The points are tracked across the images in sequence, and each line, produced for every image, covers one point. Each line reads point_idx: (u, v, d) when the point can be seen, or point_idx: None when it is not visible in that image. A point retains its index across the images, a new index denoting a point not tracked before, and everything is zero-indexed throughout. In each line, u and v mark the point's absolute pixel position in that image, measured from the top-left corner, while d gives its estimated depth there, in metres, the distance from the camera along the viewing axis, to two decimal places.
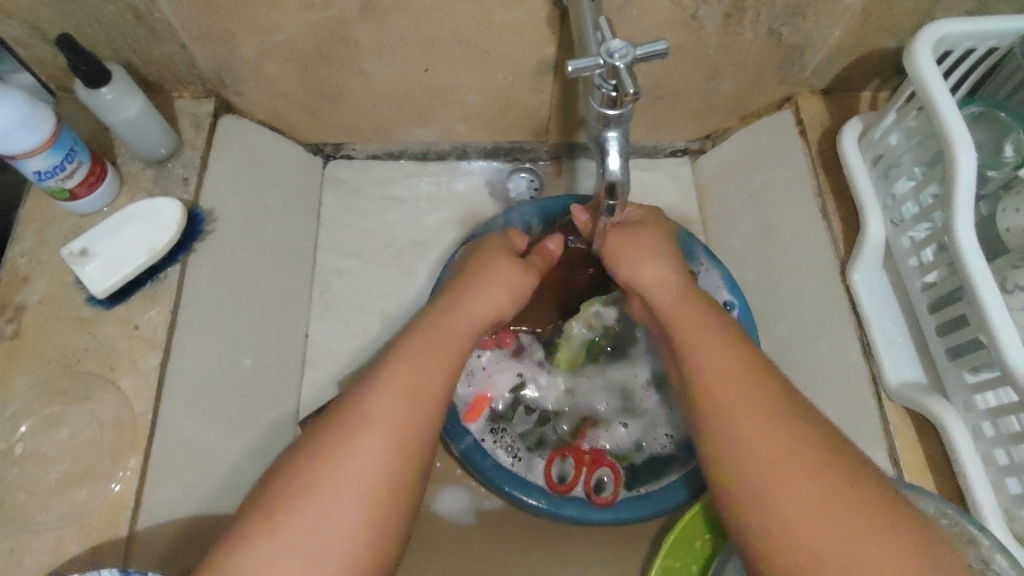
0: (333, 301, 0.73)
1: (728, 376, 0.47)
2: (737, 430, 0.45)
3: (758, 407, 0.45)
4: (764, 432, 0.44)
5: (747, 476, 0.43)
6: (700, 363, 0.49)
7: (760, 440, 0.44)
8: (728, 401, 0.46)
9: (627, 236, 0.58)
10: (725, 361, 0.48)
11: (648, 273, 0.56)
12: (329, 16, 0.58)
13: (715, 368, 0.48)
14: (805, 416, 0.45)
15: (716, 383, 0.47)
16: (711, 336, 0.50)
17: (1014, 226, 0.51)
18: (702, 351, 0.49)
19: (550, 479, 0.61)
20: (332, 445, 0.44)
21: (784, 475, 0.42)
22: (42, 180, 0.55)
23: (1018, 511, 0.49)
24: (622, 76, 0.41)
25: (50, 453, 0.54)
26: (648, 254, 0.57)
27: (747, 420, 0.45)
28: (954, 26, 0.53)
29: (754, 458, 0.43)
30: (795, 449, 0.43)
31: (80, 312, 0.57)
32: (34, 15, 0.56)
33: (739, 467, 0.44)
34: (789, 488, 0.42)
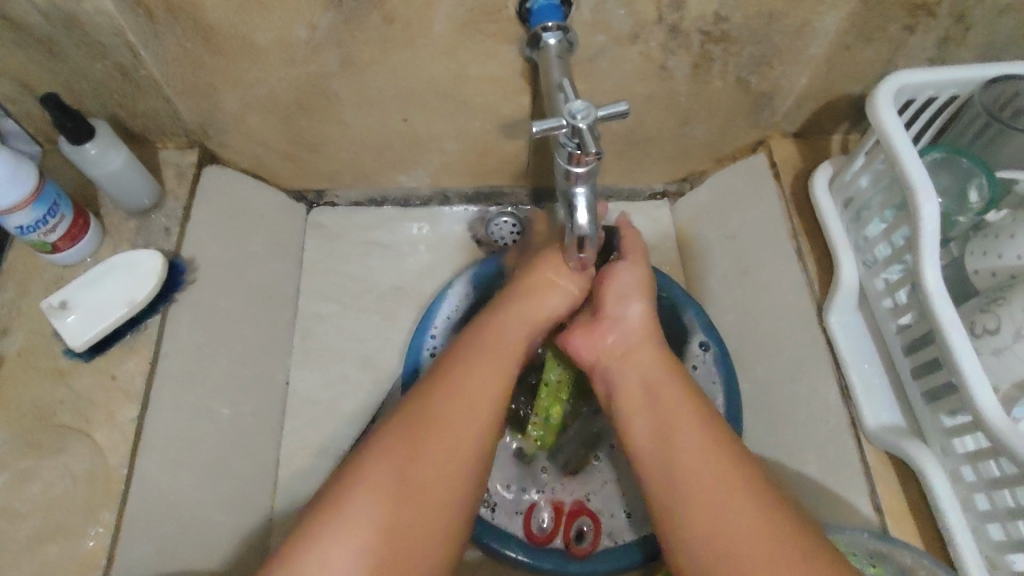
0: (315, 347, 0.74)
1: (699, 456, 0.46)
2: (716, 519, 0.44)
3: (735, 496, 0.44)
4: (739, 517, 0.43)
5: (718, 563, 0.43)
6: (672, 442, 0.48)
7: (737, 529, 0.43)
8: (705, 489, 0.45)
9: (616, 279, 0.57)
10: (703, 444, 0.47)
11: (632, 320, 0.55)
12: (309, 70, 0.60)
13: (691, 454, 0.47)
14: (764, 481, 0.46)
15: (687, 466, 0.46)
16: (695, 415, 0.49)
17: (982, 268, 0.52)
18: (674, 427, 0.48)
19: (529, 530, 0.61)
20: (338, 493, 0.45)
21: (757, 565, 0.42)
22: (24, 234, 0.56)
23: (1000, 558, 0.49)
24: (584, 136, 0.42)
25: (22, 509, 0.53)
26: (632, 302, 0.56)
27: (726, 511, 0.44)
28: (912, 75, 0.55)
29: (726, 549, 0.43)
30: (758, 528, 0.43)
31: (58, 363, 0.58)
32: (22, 73, 0.57)
33: (721, 556, 0.43)
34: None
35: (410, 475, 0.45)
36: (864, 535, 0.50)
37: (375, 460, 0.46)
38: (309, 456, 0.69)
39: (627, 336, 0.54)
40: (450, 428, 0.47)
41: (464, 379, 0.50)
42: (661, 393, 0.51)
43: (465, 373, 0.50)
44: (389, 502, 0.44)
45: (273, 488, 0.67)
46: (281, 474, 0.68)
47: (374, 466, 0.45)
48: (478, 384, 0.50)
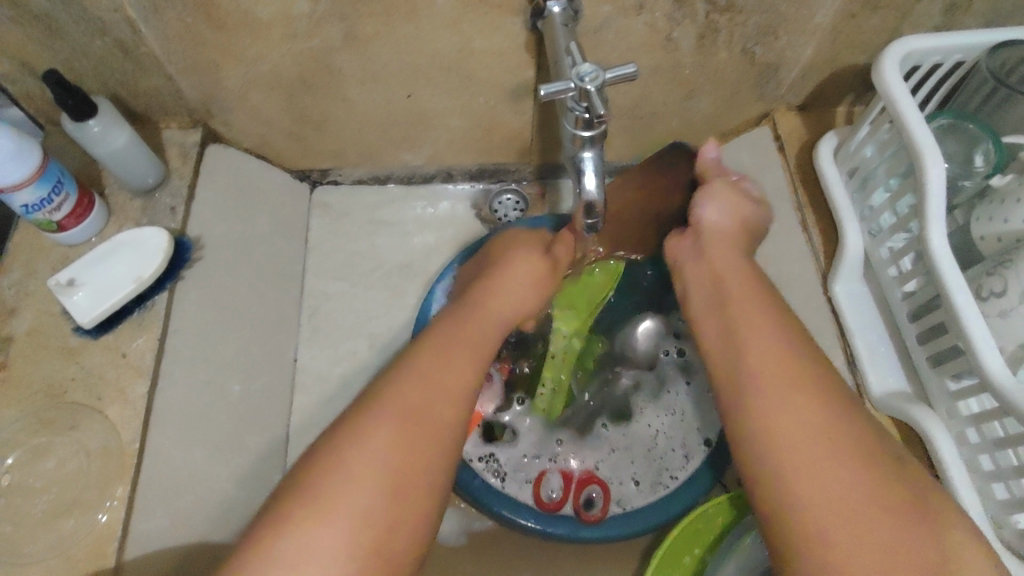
0: (322, 324, 0.74)
1: (772, 352, 0.46)
2: (786, 409, 0.44)
3: (806, 391, 0.44)
4: (809, 411, 0.43)
5: (785, 445, 0.42)
6: (742, 337, 0.48)
7: (804, 422, 0.43)
8: (772, 379, 0.45)
9: (707, 193, 0.59)
10: (773, 342, 0.47)
11: (716, 229, 0.58)
12: (312, 46, 0.60)
13: (762, 349, 0.47)
14: (846, 402, 0.44)
15: (757, 358, 0.46)
16: (766, 318, 0.49)
17: (988, 234, 0.52)
18: (746, 322, 0.49)
19: (538, 498, 0.62)
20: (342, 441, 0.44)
21: (819, 455, 0.42)
22: (30, 213, 0.56)
23: (1005, 517, 0.49)
24: (594, 99, 0.42)
25: (37, 484, 0.54)
26: (729, 214, 0.59)
27: (796, 403, 0.44)
28: (918, 41, 0.55)
29: (785, 434, 0.43)
30: (834, 437, 0.42)
31: (68, 341, 0.58)
32: (22, 51, 0.57)
33: (785, 439, 0.43)
34: (819, 462, 0.41)
35: (408, 435, 0.44)
36: None
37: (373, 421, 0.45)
38: None
39: (706, 241, 0.57)
40: (444, 394, 0.47)
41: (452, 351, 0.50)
42: (738, 295, 0.51)
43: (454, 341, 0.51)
44: (388, 462, 0.43)
45: None
46: None
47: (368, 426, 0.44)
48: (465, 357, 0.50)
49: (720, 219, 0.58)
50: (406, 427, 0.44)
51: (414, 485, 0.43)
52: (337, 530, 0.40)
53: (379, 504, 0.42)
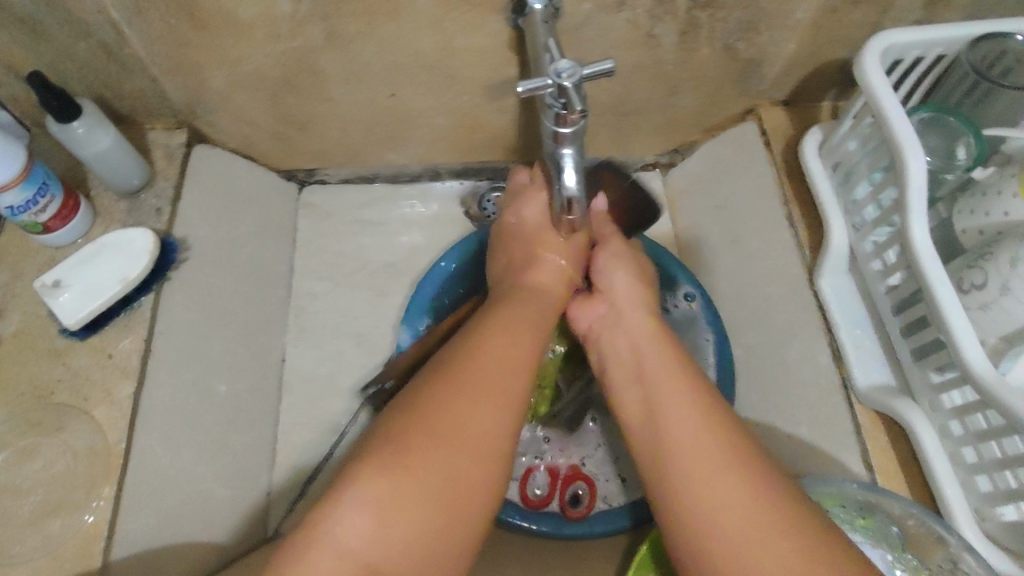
0: (309, 325, 0.74)
1: (685, 435, 0.44)
2: (706, 499, 0.42)
3: (725, 470, 0.42)
4: (731, 496, 0.41)
5: (713, 545, 0.41)
6: (660, 419, 0.46)
7: (727, 514, 0.41)
8: (695, 475, 0.43)
9: (610, 253, 0.58)
10: (690, 427, 0.45)
11: (623, 293, 0.55)
12: (296, 46, 0.60)
13: (681, 426, 0.45)
14: (761, 472, 0.43)
15: (674, 443, 0.44)
16: (680, 393, 0.47)
17: (970, 227, 0.52)
18: (661, 403, 0.47)
19: (524, 495, 0.63)
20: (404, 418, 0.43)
21: (747, 542, 0.40)
22: (15, 215, 0.56)
23: (988, 509, 0.50)
24: (571, 95, 0.43)
25: (25, 485, 0.54)
26: (628, 272, 0.57)
27: (716, 493, 0.42)
28: (898, 35, 0.55)
29: (715, 537, 0.41)
30: (761, 518, 0.41)
31: (54, 343, 0.58)
32: (5, 54, 0.57)
33: (713, 529, 0.41)
34: (752, 554, 0.40)
35: (455, 428, 0.42)
36: (853, 486, 0.51)
37: (423, 406, 0.43)
38: (307, 431, 0.70)
39: (621, 308, 0.54)
40: (496, 385, 0.45)
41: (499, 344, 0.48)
42: (654, 363, 0.49)
43: (511, 329, 0.49)
44: (434, 455, 0.41)
45: (272, 464, 0.68)
46: (279, 450, 0.69)
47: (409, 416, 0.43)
48: (517, 346, 0.48)
49: (619, 282, 0.56)
50: (451, 419, 0.42)
51: (460, 482, 0.41)
52: (375, 517, 0.39)
53: (422, 499, 0.40)
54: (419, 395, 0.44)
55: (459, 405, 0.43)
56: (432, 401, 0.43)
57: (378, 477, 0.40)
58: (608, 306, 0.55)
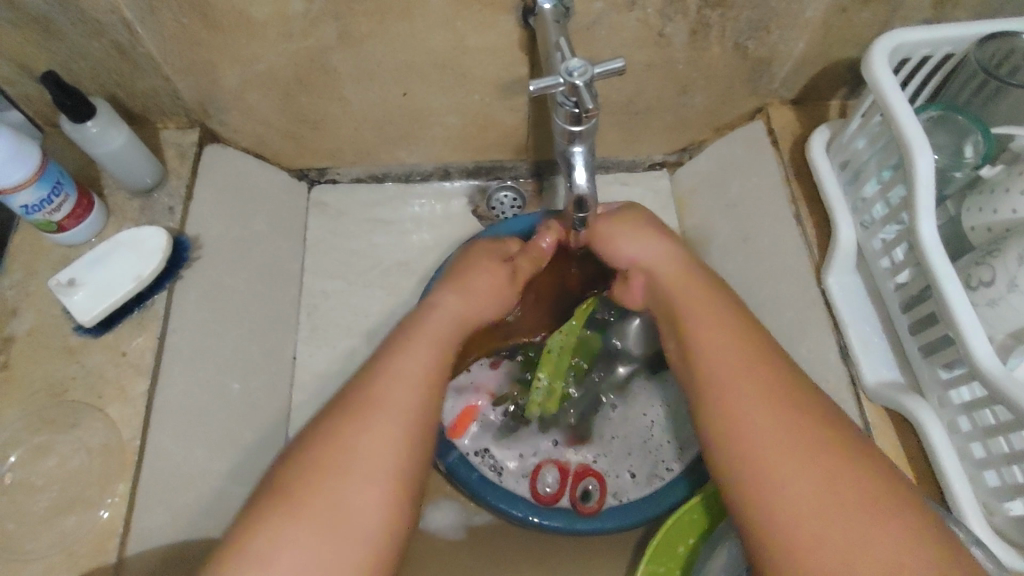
0: (321, 323, 0.75)
1: (723, 349, 0.48)
2: (743, 409, 0.45)
3: (760, 387, 0.45)
4: (766, 405, 0.44)
5: (749, 449, 0.43)
6: (696, 341, 0.49)
7: (762, 420, 0.44)
8: (734, 388, 0.46)
9: (625, 231, 0.56)
10: (726, 345, 0.48)
11: (653, 261, 0.55)
12: (308, 45, 0.60)
13: (716, 353, 0.48)
14: (795, 388, 0.46)
15: (712, 360, 0.47)
16: (716, 322, 0.49)
17: (978, 224, 0.53)
18: (698, 325, 0.50)
19: (535, 492, 0.63)
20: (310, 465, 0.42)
21: (784, 449, 0.42)
22: (30, 213, 0.57)
23: (997, 504, 0.50)
24: (582, 94, 0.43)
25: (39, 482, 0.54)
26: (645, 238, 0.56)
27: (753, 402, 0.45)
28: (908, 34, 0.55)
29: (751, 440, 0.44)
30: (805, 437, 0.43)
31: (68, 341, 0.58)
32: (19, 53, 0.57)
33: (749, 435, 0.44)
34: (784, 456, 0.42)
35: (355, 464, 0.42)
36: None
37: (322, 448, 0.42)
38: None
39: (658, 275, 0.54)
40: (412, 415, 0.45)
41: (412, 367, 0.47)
42: (690, 300, 0.52)
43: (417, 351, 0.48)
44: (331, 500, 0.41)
45: None
46: None
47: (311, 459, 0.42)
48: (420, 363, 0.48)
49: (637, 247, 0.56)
50: (338, 458, 0.42)
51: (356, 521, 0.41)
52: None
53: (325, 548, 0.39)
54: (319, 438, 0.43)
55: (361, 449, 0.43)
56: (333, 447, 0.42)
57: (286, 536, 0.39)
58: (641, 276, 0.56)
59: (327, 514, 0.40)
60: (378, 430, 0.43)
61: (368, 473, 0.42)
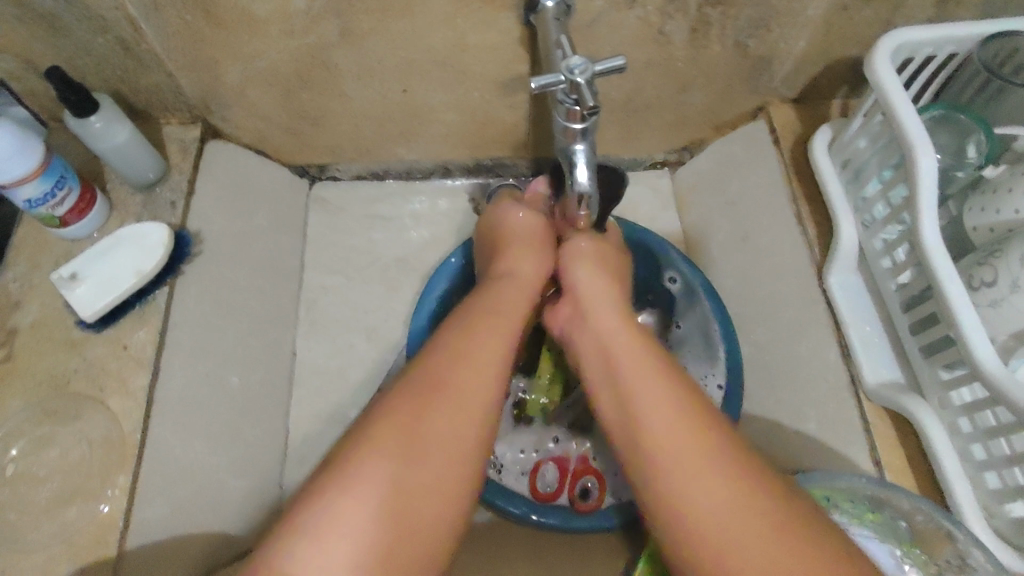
0: (320, 318, 0.75)
1: (664, 425, 0.44)
2: (685, 493, 0.42)
3: (703, 465, 0.42)
4: (710, 486, 0.41)
5: (695, 537, 0.41)
6: (636, 417, 0.45)
7: (705, 502, 0.41)
8: (674, 470, 0.43)
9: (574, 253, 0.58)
10: (669, 419, 0.44)
11: (585, 288, 0.56)
12: (310, 41, 0.60)
13: (657, 429, 0.44)
14: (741, 465, 0.42)
15: (655, 437, 0.44)
16: (657, 385, 0.46)
17: (980, 224, 0.52)
18: (638, 397, 0.46)
19: (534, 489, 0.63)
20: (394, 423, 0.44)
21: (733, 538, 0.40)
22: (33, 208, 0.57)
23: (997, 506, 0.50)
24: (583, 91, 0.43)
25: (42, 473, 0.55)
26: (593, 269, 0.57)
27: (694, 486, 0.42)
28: (911, 33, 0.55)
29: (697, 525, 0.41)
30: (742, 520, 0.40)
31: (71, 334, 0.59)
32: (24, 49, 0.58)
33: (693, 521, 0.41)
34: (734, 544, 0.40)
35: (438, 434, 0.44)
36: (863, 480, 0.51)
37: (409, 408, 0.44)
38: (318, 424, 0.71)
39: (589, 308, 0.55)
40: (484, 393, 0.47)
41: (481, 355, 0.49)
42: (627, 365, 0.48)
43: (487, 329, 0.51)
44: (415, 462, 0.43)
45: (283, 456, 0.69)
46: (290, 442, 0.70)
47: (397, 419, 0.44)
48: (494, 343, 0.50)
49: (589, 280, 0.57)
50: (428, 423, 0.44)
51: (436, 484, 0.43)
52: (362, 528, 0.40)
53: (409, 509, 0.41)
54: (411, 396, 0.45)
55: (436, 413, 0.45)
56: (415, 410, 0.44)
57: (373, 486, 0.41)
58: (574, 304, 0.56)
59: (408, 474, 0.42)
60: (456, 403, 0.46)
61: (444, 442, 0.44)
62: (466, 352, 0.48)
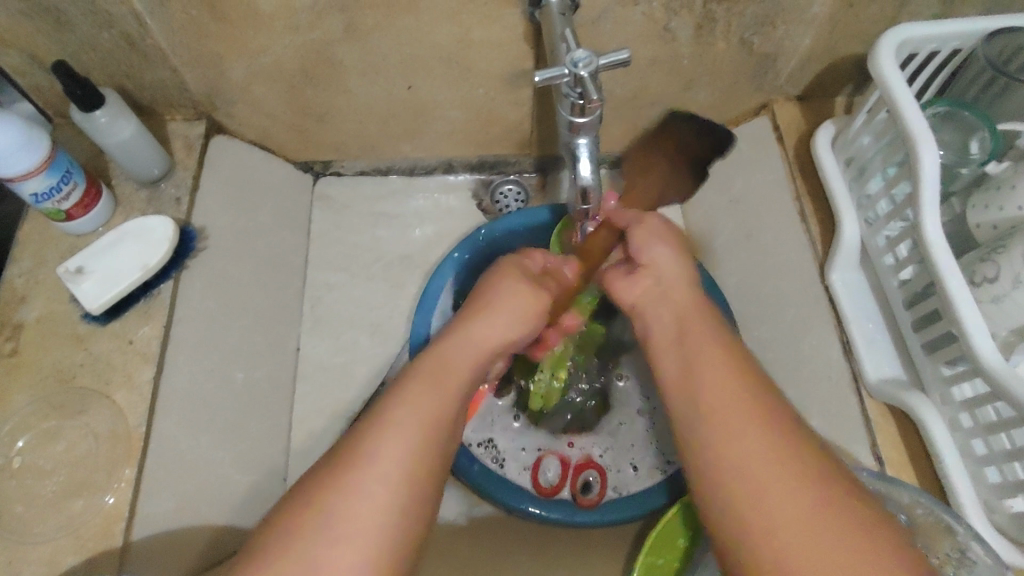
0: (324, 315, 0.76)
1: (729, 390, 0.43)
2: (748, 453, 0.40)
3: (769, 430, 0.41)
4: (776, 454, 0.40)
5: (754, 504, 0.39)
6: (702, 380, 0.44)
7: (767, 469, 0.39)
8: (738, 431, 0.41)
9: (651, 229, 0.55)
10: (735, 387, 0.43)
11: (666, 267, 0.53)
12: (314, 37, 0.61)
13: (725, 393, 0.43)
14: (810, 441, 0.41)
15: (719, 404, 0.43)
16: (726, 357, 0.45)
17: (983, 222, 0.52)
18: (707, 363, 0.45)
19: (536, 483, 0.64)
20: (345, 472, 0.41)
21: (791, 506, 0.38)
22: (39, 202, 0.57)
23: (997, 502, 0.50)
24: (587, 84, 0.43)
25: (47, 466, 0.55)
26: (669, 248, 0.54)
27: (760, 449, 0.40)
28: (915, 29, 0.55)
29: (762, 491, 0.39)
30: (807, 484, 0.38)
31: (76, 328, 0.59)
32: (30, 44, 0.58)
33: (756, 483, 0.39)
34: (795, 512, 0.38)
35: (394, 474, 0.41)
36: (862, 474, 0.52)
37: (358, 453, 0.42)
38: (321, 419, 0.71)
39: (665, 284, 0.52)
40: (449, 425, 0.45)
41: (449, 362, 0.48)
42: (695, 336, 0.48)
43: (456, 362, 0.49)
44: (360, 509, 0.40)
45: (287, 451, 0.69)
46: (294, 437, 0.70)
47: (353, 466, 0.41)
48: (460, 381, 0.47)
49: (662, 257, 0.54)
50: (371, 470, 0.41)
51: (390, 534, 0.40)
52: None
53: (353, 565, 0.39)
54: (361, 440, 0.43)
55: (393, 459, 0.42)
56: (366, 459, 0.41)
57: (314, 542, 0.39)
58: (651, 280, 0.53)
59: (352, 528, 0.39)
60: (418, 443, 0.43)
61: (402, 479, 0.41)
62: (436, 386, 0.46)
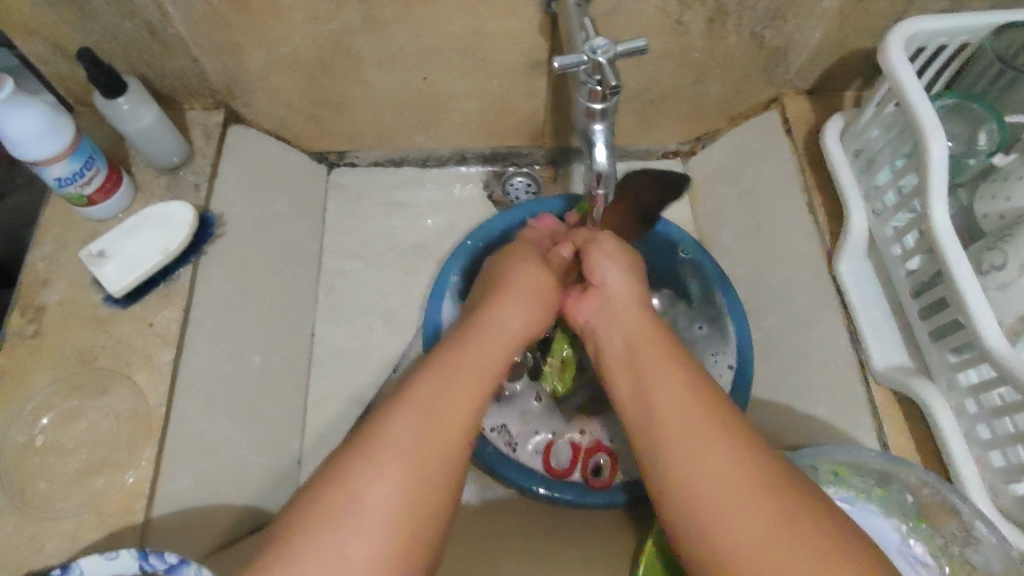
0: (338, 302, 0.77)
1: (676, 401, 0.44)
2: (688, 460, 0.42)
3: (712, 437, 0.42)
4: (720, 453, 0.41)
5: (700, 508, 0.40)
6: (652, 391, 0.46)
7: (710, 472, 0.41)
8: (682, 439, 0.43)
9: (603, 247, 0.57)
10: (684, 396, 0.45)
11: (616, 286, 0.55)
12: (333, 28, 0.62)
13: (670, 405, 0.45)
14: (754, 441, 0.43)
15: (667, 415, 0.44)
16: (672, 368, 0.47)
17: (990, 212, 0.53)
18: (655, 377, 0.47)
19: (548, 466, 0.65)
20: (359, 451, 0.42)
21: (732, 506, 0.39)
22: (62, 186, 0.58)
23: (1003, 486, 0.51)
24: (605, 70, 0.44)
25: (70, 445, 0.57)
26: (619, 266, 0.56)
27: (702, 454, 0.41)
28: (925, 23, 0.56)
29: (703, 493, 0.40)
30: (750, 485, 0.40)
31: (97, 310, 0.60)
32: (55, 32, 0.59)
33: (701, 485, 0.41)
34: (735, 512, 0.39)
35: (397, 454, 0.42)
36: (873, 454, 0.53)
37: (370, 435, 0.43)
38: (335, 404, 0.72)
39: (611, 303, 0.54)
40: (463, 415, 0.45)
41: (501, 335, 0.52)
42: (645, 350, 0.49)
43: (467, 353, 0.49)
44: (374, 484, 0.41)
45: (301, 434, 0.70)
46: (309, 421, 0.71)
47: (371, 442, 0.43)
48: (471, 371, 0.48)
49: (616, 277, 0.55)
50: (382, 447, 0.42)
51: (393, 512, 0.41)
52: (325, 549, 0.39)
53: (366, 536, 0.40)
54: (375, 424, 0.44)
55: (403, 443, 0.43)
56: (378, 440, 0.42)
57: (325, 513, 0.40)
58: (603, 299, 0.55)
59: (364, 503, 0.40)
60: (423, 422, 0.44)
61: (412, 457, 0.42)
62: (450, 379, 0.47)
